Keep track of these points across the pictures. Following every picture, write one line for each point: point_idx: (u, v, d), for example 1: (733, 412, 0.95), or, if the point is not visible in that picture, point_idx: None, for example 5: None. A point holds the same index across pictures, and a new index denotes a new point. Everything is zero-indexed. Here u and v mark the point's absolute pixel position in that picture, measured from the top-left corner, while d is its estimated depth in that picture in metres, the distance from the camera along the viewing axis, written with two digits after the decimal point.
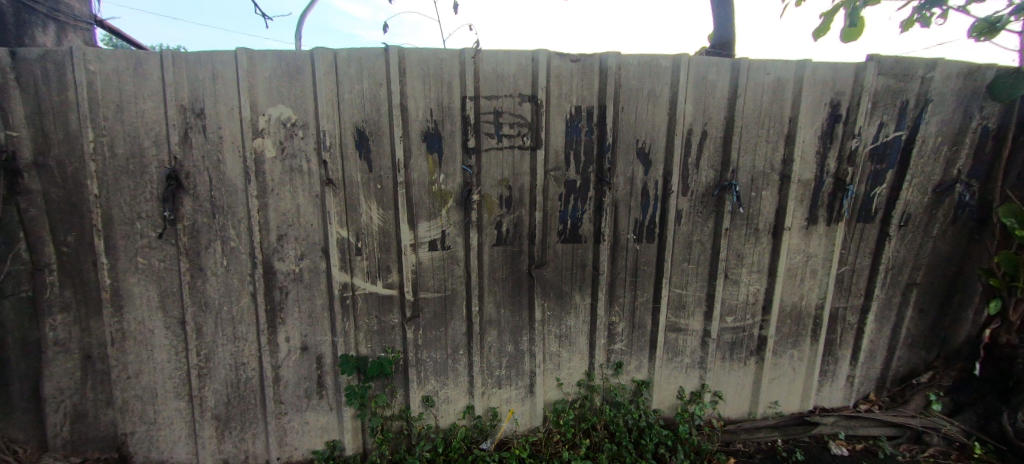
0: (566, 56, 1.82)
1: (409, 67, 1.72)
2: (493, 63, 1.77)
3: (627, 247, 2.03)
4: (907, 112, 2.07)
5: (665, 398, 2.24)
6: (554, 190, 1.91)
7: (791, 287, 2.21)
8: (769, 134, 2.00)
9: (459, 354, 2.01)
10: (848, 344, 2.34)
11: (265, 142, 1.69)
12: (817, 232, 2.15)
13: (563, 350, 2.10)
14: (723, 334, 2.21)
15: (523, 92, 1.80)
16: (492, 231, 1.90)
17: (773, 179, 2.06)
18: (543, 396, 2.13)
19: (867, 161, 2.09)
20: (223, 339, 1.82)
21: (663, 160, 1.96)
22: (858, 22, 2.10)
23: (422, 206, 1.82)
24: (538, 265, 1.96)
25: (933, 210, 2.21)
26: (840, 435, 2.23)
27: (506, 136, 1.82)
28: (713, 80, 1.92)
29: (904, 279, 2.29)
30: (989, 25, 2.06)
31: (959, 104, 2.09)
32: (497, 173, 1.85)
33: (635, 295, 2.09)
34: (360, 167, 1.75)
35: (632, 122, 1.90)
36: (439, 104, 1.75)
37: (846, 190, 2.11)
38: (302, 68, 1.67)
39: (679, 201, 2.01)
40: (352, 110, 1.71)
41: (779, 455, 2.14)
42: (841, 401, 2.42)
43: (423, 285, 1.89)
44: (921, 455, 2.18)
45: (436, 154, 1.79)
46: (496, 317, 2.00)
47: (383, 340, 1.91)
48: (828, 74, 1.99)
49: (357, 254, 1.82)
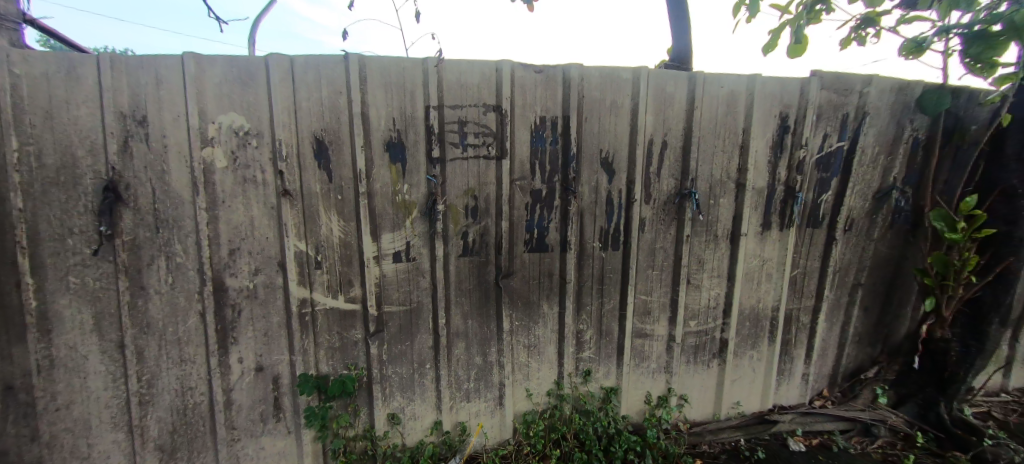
0: (530, 66, 1.83)
1: (371, 76, 1.67)
2: (457, 73, 1.76)
3: (593, 255, 2.05)
4: (848, 124, 2.21)
5: (633, 404, 2.26)
6: (520, 200, 1.90)
7: (749, 290, 2.30)
8: (725, 145, 2.09)
9: (426, 369, 1.95)
10: (802, 343, 2.45)
11: (214, 152, 1.59)
12: (771, 237, 2.26)
13: (532, 360, 2.09)
14: (687, 338, 2.27)
15: (488, 102, 1.79)
16: (458, 241, 1.87)
17: (729, 187, 2.15)
18: (512, 408, 2.10)
19: (814, 169, 2.22)
20: (168, 362, 1.69)
21: (626, 169, 2.00)
22: (802, 39, 2.24)
23: (385, 217, 1.77)
24: (505, 275, 1.95)
25: (873, 215, 2.37)
26: (798, 431, 2.34)
27: (471, 146, 1.81)
28: (672, 92, 1.99)
29: (850, 280, 2.44)
30: (916, 45, 2.24)
31: (893, 116, 2.26)
32: (463, 183, 1.83)
33: (602, 302, 2.11)
34: (319, 177, 1.68)
35: (596, 132, 1.93)
36: (402, 113, 1.72)
37: (796, 197, 2.22)
38: (255, 74, 1.59)
39: (642, 209, 2.05)
40: (310, 118, 1.64)
41: (742, 454, 2.21)
42: (797, 398, 2.53)
43: (387, 298, 1.84)
44: (870, 446, 2.31)
45: (399, 164, 1.75)
46: (463, 329, 1.96)
47: (345, 357, 1.83)
48: (777, 88, 2.10)
49: (317, 267, 1.74)
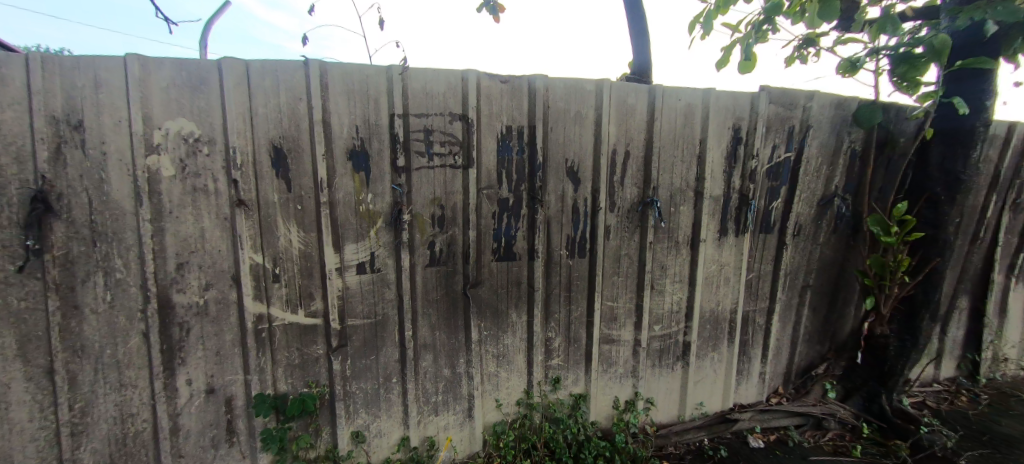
0: (496, 76, 1.84)
1: (332, 82, 1.63)
2: (423, 81, 1.74)
3: (560, 263, 2.07)
4: (794, 136, 2.36)
5: (602, 410, 2.29)
6: (487, 209, 1.90)
7: (709, 294, 2.39)
8: (683, 155, 2.18)
9: (392, 383, 1.90)
10: (758, 344, 2.58)
11: (160, 160, 1.49)
12: (727, 242, 2.36)
13: (501, 369, 2.07)
14: (652, 342, 2.33)
15: (454, 111, 1.79)
16: (425, 251, 1.84)
17: (688, 195, 2.24)
18: (481, 419, 2.08)
19: (764, 178, 2.36)
20: (105, 388, 1.55)
21: (591, 178, 2.04)
22: (751, 57, 2.38)
23: (348, 227, 1.72)
24: (473, 284, 1.93)
25: (819, 221, 2.53)
26: (757, 428, 2.44)
27: (436, 155, 1.79)
28: (633, 104, 2.06)
29: (800, 282, 2.59)
30: (851, 64, 2.43)
31: (833, 129, 2.44)
32: (429, 192, 1.81)
33: (569, 310, 2.13)
34: (277, 186, 1.61)
35: (561, 142, 1.96)
36: (366, 120, 1.68)
37: (749, 205, 2.35)
38: (207, 78, 1.50)
39: (607, 217, 2.10)
40: (267, 125, 1.58)
41: (705, 453, 2.27)
42: (755, 396, 2.64)
43: (350, 311, 1.77)
44: (822, 439, 2.43)
45: (363, 173, 1.70)
46: (431, 340, 1.92)
47: (306, 374, 1.75)
48: (730, 102, 2.21)
49: (275, 281, 1.66)
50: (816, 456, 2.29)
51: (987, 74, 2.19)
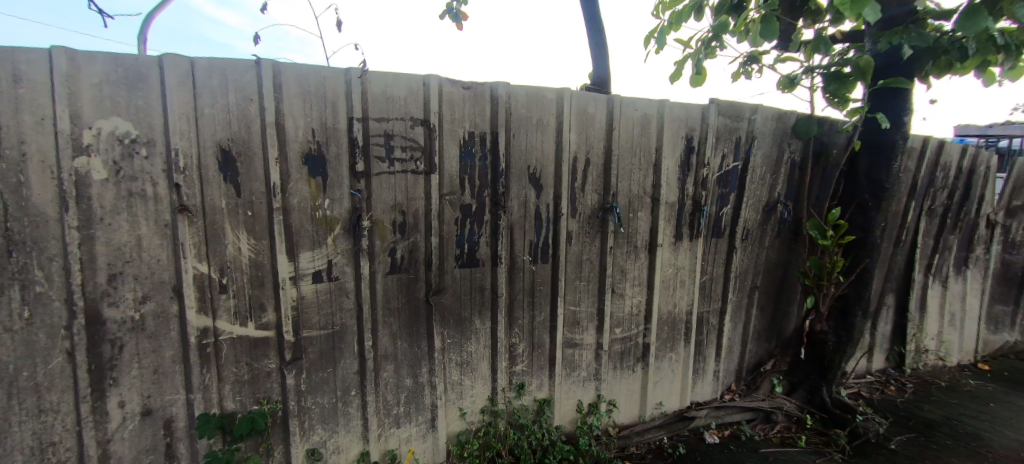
0: (457, 82, 1.83)
1: (286, 84, 1.55)
2: (383, 85, 1.70)
3: (523, 268, 2.08)
4: (741, 146, 2.52)
5: (566, 414, 2.31)
6: (450, 215, 1.88)
7: (666, 297, 2.48)
8: (641, 163, 2.27)
9: (351, 396, 1.83)
10: (712, 343, 2.70)
11: (91, 162, 1.34)
12: (682, 246, 2.47)
13: (465, 377, 2.05)
14: (613, 345, 2.38)
15: (415, 116, 1.76)
16: (385, 258, 1.80)
17: (646, 202, 2.32)
18: (445, 429, 2.05)
19: (715, 186, 2.49)
20: (21, 415, 1.35)
21: (553, 185, 2.08)
22: (701, 71, 2.52)
23: (303, 234, 1.65)
24: (435, 292, 1.90)
25: (764, 226, 2.70)
26: (712, 424, 2.54)
27: (397, 161, 1.76)
28: (593, 113, 2.11)
29: (749, 283, 2.74)
30: (789, 81, 2.63)
31: (775, 140, 2.62)
32: (389, 198, 1.77)
33: (533, 315, 2.15)
34: (225, 191, 1.51)
35: (523, 149, 1.98)
36: (323, 124, 1.62)
37: (701, 211, 2.47)
38: (146, 75, 1.37)
39: (569, 222, 2.14)
40: (214, 127, 1.47)
41: (665, 451, 2.34)
42: (711, 394, 2.76)
43: (305, 322, 1.69)
44: (771, 431, 2.58)
45: (319, 178, 1.64)
46: (392, 350, 1.87)
47: (256, 390, 1.65)
48: (683, 113, 2.33)
49: (222, 291, 1.55)
50: (766, 448, 2.42)
51: (903, 93, 2.43)
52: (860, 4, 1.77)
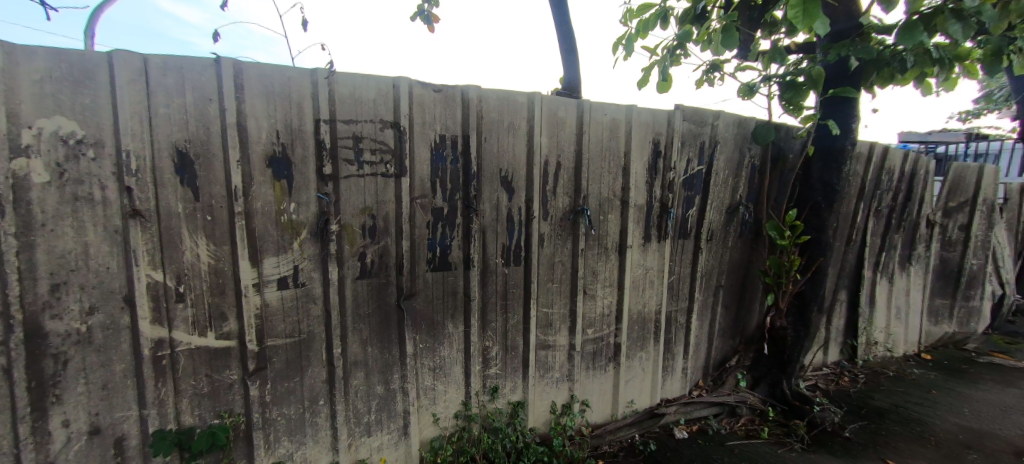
0: (428, 85, 1.82)
1: (249, 84, 1.49)
2: (351, 86, 1.67)
3: (496, 271, 2.09)
4: (705, 150, 2.62)
5: (539, 416, 2.33)
6: (421, 218, 1.87)
7: (636, 297, 2.54)
8: (610, 167, 2.32)
9: (319, 405, 1.77)
10: (680, 341, 2.79)
11: (31, 164, 1.23)
12: (651, 248, 2.54)
13: (438, 382, 2.03)
14: (586, 345, 2.42)
15: (385, 118, 1.74)
16: (355, 263, 1.76)
17: (615, 204, 2.38)
18: (418, 436, 2.02)
19: (682, 189, 2.58)
20: None
21: (525, 188, 2.09)
22: (667, 78, 2.60)
23: (268, 239, 1.59)
24: (407, 296, 1.88)
25: (727, 227, 2.82)
26: (681, 420, 2.62)
27: (367, 163, 1.72)
28: (563, 117, 2.15)
29: (714, 282, 2.85)
30: (748, 88, 2.76)
31: (736, 145, 2.74)
32: (358, 202, 1.74)
33: (506, 318, 2.15)
34: (182, 195, 1.43)
35: (495, 152, 1.99)
36: (288, 125, 1.57)
37: (669, 213, 2.55)
38: (93, 71, 1.28)
39: (541, 225, 2.16)
40: (170, 127, 1.39)
41: (637, 448, 2.39)
42: (679, 390, 2.84)
43: (269, 330, 1.63)
44: (736, 425, 2.68)
45: (285, 181, 1.59)
46: (362, 357, 1.83)
47: (217, 403, 1.57)
48: (650, 118, 2.40)
49: (178, 300, 1.47)
50: (732, 441, 2.52)
51: (851, 101, 2.59)
52: (811, 17, 1.88)
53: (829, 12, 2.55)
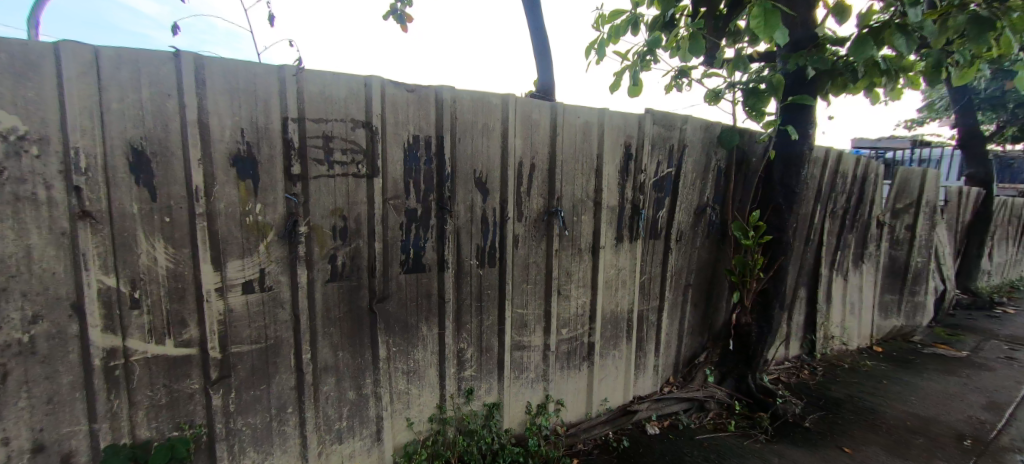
0: (401, 85, 1.79)
1: (211, 80, 1.43)
2: (321, 84, 1.62)
3: (470, 272, 2.08)
4: (673, 153, 2.70)
5: (515, 416, 2.34)
6: (394, 219, 1.84)
7: (609, 296, 2.59)
8: (583, 169, 2.36)
9: (287, 413, 1.72)
10: (651, 338, 2.86)
11: None
12: (623, 248, 2.59)
13: (412, 386, 2.00)
14: (561, 345, 2.44)
15: (356, 117, 1.70)
16: (325, 265, 1.72)
17: (589, 206, 2.41)
18: (391, 441, 1.98)
19: (652, 191, 2.65)
20: None
21: (499, 189, 2.10)
22: (638, 83, 2.67)
23: (231, 241, 1.52)
24: (379, 299, 1.85)
25: (695, 227, 2.91)
26: (653, 416, 2.69)
27: (337, 164, 1.68)
28: (537, 119, 2.17)
29: (683, 281, 2.94)
30: (714, 94, 2.86)
31: (703, 149, 2.84)
32: (328, 203, 1.69)
33: (481, 320, 2.15)
34: (137, 195, 1.36)
35: (469, 153, 1.99)
36: (253, 123, 1.51)
37: (640, 214, 2.61)
38: (37, 63, 1.19)
39: (515, 226, 2.17)
40: (124, 123, 1.31)
41: (610, 445, 2.43)
42: (651, 387, 2.91)
43: (233, 337, 1.56)
44: (705, 419, 2.78)
45: (250, 181, 1.53)
46: (333, 362, 1.79)
47: (176, 415, 1.49)
48: (622, 122, 2.45)
49: (133, 306, 1.39)
50: (701, 435, 2.60)
51: (808, 108, 2.73)
52: (771, 27, 1.98)
53: (788, 23, 2.68)
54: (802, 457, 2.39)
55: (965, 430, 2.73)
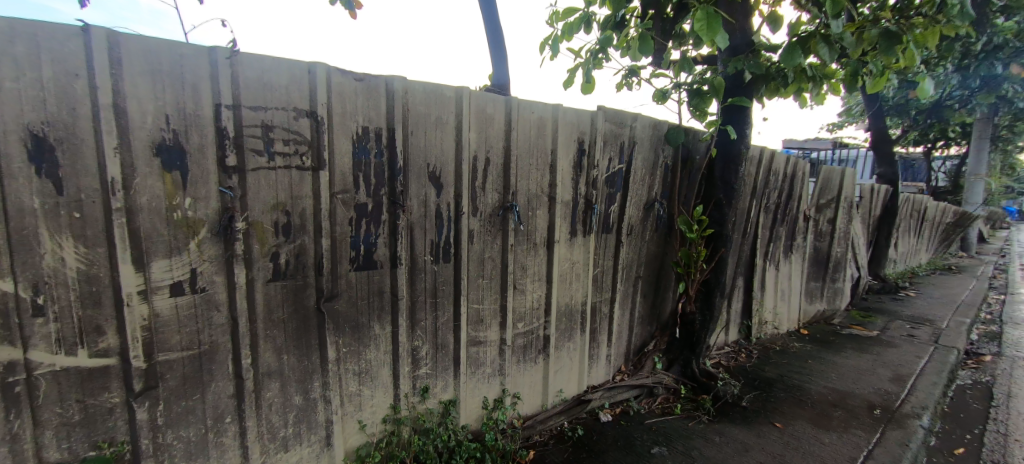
0: (348, 73, 1.71)
1: (128, 60, 1.28)
2: (259, 69, 1.51)
3: (424, 269, 2.03)
4: (624, 150, 2.79)
5: (471, 413, 2.33)
6: (343, 214, 1.76)
7: (563, 290, 2.64)
8: (538, 164, 2.37)
9: (225, 424, 1.60)
10: (604, 329, 2.95)
11: None
12: (577, 242, 2.65)
13: (364, 387, 1.94)
14: (517, 339, 2.46)
15: (299, 106, 1.60)
16: (266, 264, 1.61)
17: (543, 200, 2.44)
18: (342, 445, 1.91)
19: (604, 186, 2.72)
20: None
21: (453, 184, 2.06)
22: (590, 80, 2.73)
23: (156, 239, 1.38)
24: (328, 298, 1.76)
25: (644, 222, 3.03)
26: (606, 404, 2.79)
27: (279, 155, 1.58)
28: (491, 114, 2.15)
29: (634, 274, 3.06)
30: (661, 94, 2.98)
31: (652, 146, 2.96)
32: (268, 197, 1.58)
33: (436, 316, 2.11)
34: (38, 188, 1.19)
35: (422, 146, 1.94)
36: (180, 109, 1.37)
37: (592, 209, 2.68)
38: None
39: (470, 221, 2.15)
40: (20, 106, 1.15)
41: (566, 435, 2.50)
42: (604, 376, 3.01)
43: (160, 344, 1.42)
44: (653, 404, 2.92)
45: (177, 173, 1.39)
46: (277, 366, 1.68)
47: (93, 432, 1.34)
48: (575, 118, 2.49)
49: (36, 314, 1.23)
50: (650, 419, 2.74)
51: (746, 110, 2.92)
52: (713, 31, 2.08)
53: (728, 29, 2.84)
54: (741, 435, 2.57)
55: (875, 401, 3.07)
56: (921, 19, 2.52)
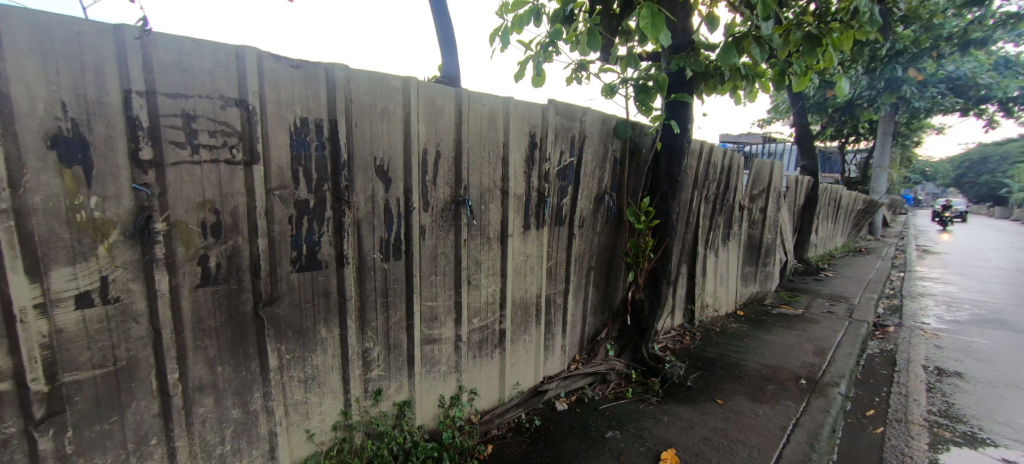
0: (283, 59, 1.58)
1: (8, 36, 1.09)
2: (177, 51, 1.35)
3: (374, 267, 1.95)
4: (575, 143, 2.83)
5: (427, 412, 2.29)
6: (281, 212, 1.64)
7: (518, 283, 2.65)
8: (490, 157, 2.35)
9: (150, 446, 1.44)
10: (559, 320, 3.00)
11: None
12: (530, 234, 2.66)
13: (311, 395, 1.83)
14: (472, 335, 2.43)
15: (226, 94, 1.46)
16: (193, 268, 1.46)
17: (496, 194, 2.42)
18: (289, 457, 1.80)
19: (556, 179, 2.75)
20: None
21: (402, 178, 1.98)
22: (540, 73, 2.73)
23: (55, 245, 1.20)
24: (267, 303, 1.64)
25: (595, 214, 3.11)
26: (561, 394, 2.85)
27: (205, 148, 1.43)
28: (441, 106, 2.09)
29: (586, 264, 3.13)
30: (610, 88, 3.05)
31: (601, 139, 3.02)
32: (193, 194, 1.43)
33: (387, 316, 2.04)
34: None
35: (367, 139, 1.84)
36: (80, 95, 1.20)
37: (545, 202, 2.70)
38: None
39: (422, 216, 2.09)
40: None
41: (523, 427, 2.52)
42: (560, 366, 3.07)
43: (66, 363, 1.25)
44: (607, 390, 3.02)
45: (80, 169, 1.22)
46: (210, 379, 1.55)
47: None
48: (526, 111, 2.48)
49: None
50: (603, 404, 2.83)
51: (688, 106, 3.06)
52: (657, 29, 2.15)
53: (671, 27, 2.95)
54: (687, 413, 2.72)
55: (801, 373, 3.37)
56: (837, 25, 2.75)
